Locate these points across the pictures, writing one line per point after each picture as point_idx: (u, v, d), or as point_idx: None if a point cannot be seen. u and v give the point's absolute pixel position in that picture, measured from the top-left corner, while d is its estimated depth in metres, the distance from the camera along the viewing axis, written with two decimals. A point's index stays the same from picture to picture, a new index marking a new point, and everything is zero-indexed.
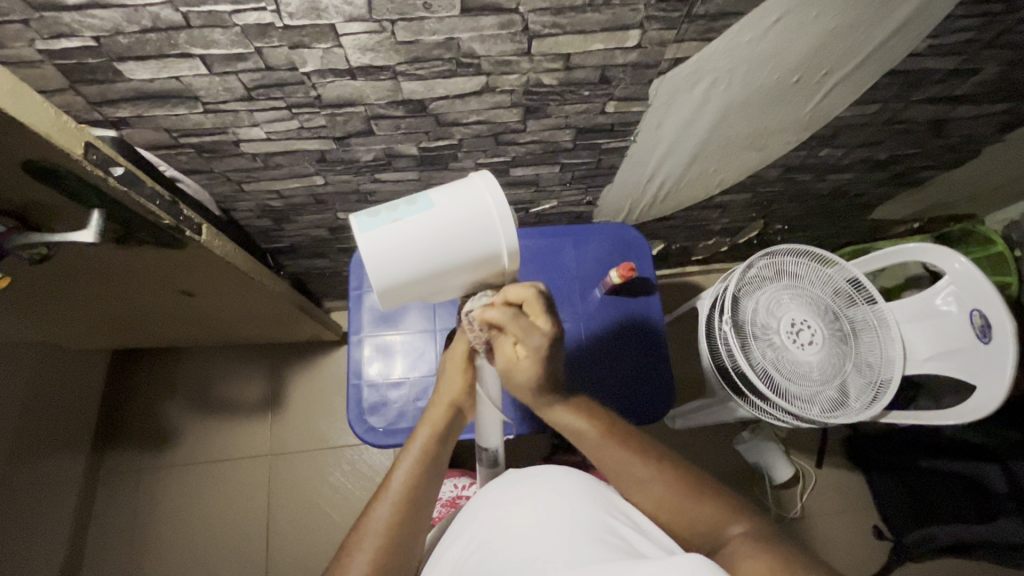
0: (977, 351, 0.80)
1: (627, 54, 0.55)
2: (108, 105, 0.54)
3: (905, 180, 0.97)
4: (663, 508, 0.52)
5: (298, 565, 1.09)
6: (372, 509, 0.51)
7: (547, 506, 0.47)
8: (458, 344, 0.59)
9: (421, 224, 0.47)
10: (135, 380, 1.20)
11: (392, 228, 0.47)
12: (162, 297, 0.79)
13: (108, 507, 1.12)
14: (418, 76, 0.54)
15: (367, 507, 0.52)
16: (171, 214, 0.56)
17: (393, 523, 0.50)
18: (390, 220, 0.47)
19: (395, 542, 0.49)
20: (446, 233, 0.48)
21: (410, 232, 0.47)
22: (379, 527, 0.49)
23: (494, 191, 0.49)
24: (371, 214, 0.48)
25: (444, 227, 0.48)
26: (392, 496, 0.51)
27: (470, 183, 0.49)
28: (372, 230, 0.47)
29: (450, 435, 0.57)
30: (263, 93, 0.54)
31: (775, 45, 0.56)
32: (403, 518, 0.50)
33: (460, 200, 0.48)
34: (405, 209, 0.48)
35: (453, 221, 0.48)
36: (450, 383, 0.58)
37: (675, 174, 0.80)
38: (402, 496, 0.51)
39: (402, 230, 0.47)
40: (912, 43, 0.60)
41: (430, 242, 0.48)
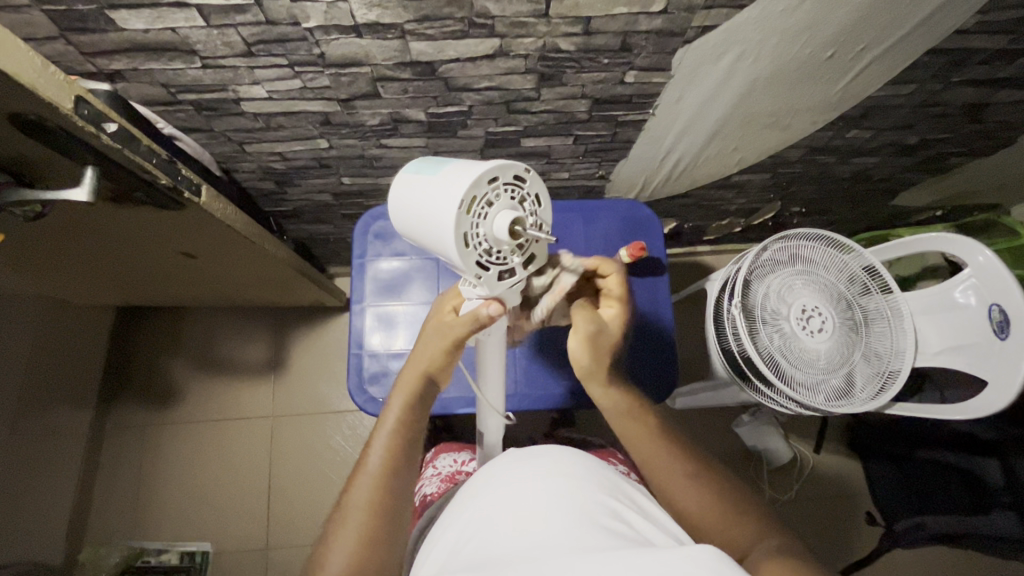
0: (990, 347, 0.78)
1: (651, 20, 0.51)
2: (102, 56, 0.52)
3: (934, 166, 0.93)
4: (693, 509, 0.52)
5: (298, 523, 1.12)
6: (352, 487, 0.51)
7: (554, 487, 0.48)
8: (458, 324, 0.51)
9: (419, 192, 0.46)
10: (139, 337, 1.21)
11: (409, 180, 0.47)
12: (163, 257, 0.78)
13: (113, 459, 1.14)
14: (428, 36, 0.51)
15: (347, 484, 0.52)
16: (169, 174, 0.55)
17: (373, 499, 0.50)
18: (415, 172, 0.47)
19: (381, 512, 0.49)
20: (421, 208, 0.45)
21: (412, 195, 0.46)
22: (361, 502, 0.50)
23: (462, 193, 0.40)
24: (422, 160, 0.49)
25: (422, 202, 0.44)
26: (371, 472, 0.51)
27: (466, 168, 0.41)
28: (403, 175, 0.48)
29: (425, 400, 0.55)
30: (264, 49, 0.52)
31: (813, 15, 0.52)
32: (384, 490, 0.50)
33: (442, 185, 0.42)
34: (431, 168, 0.46)
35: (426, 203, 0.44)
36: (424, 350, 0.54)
37: (693, 150, 0.77)
38: (382, 470, 0.51)
39: (411, 186, 0.46)
40: (960, 18, 0.56)
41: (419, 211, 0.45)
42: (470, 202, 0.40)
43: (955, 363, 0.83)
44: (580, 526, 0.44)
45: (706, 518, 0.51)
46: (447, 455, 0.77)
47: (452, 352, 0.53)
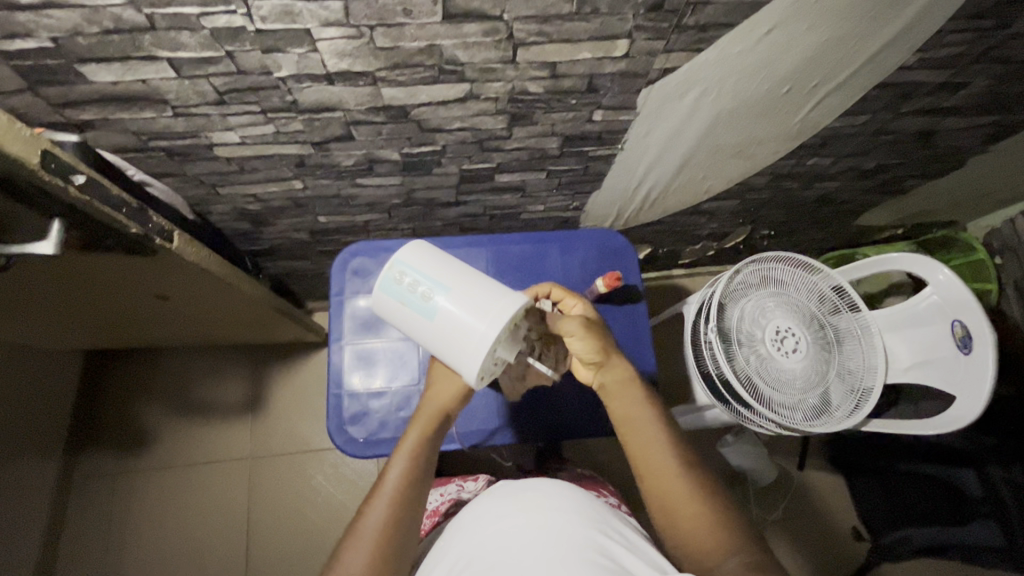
0: (956, 361, 0.80)
1: (615, 63, 0.53)
2: (71, 107, 0.51)
3: (891, 188, 0.97)
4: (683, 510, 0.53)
5: (277, 570, 1.08)
6: (366, 512, 0.52)
7: (539, 525, 0.48)
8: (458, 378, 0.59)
9: (419, 312, 0.52)
10: (109, 383, 1.17)
11: (400, 307, 0.53)
12: (135, 302, 0.76)
13: (81, 512, 1.09)
14: (400, 82, 0.52)
15: (361, 508, 0.53)
16: (139, 221, 0.54)
17: (388, 522, 0.51)
18: (401, 299, 0.53)
19: (393, 536, 0.51)
20: (440, 325, 0.51)
21: (408, 318, 0.53)
22: (375, 525, 0.51)
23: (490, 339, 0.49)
24: (399, 277, 0.53)
25: (444, 321, 0.51)
26: (388, 495, 0.53)
27: (489, 298, 0.51)
28: (385, 295, 0.53)
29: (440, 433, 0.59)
30: (236, 97, 0.52)
31: (767, 56, 0.55)
32: (400, 513, 0.52)
33: (469, 314, 0.50)
34: (418, 299, 0.52)
35: (452, 323, 0.51)
36: (444, 391, 0.60)
37: (662, 181, 0.79)
38: (397, 493, 0.53)
39: (405, 313, 0.53)
40: (903, 56, 0.59)
41: (424, 336, 0.53)
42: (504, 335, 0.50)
43: (925, 379, 0.85)
44: (564, 560, 0.44)
45: (694, 524, 0.52)
46: (434, 490, 0.76)
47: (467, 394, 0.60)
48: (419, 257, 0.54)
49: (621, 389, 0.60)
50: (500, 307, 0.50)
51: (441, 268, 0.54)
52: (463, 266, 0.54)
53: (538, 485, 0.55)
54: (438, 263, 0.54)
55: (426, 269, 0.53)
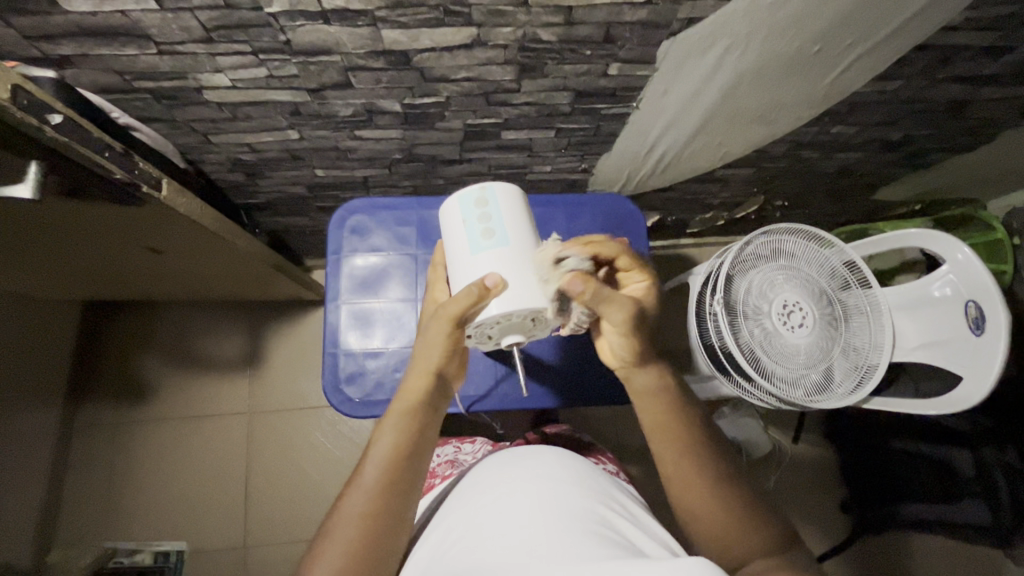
0: (966, 343, 0.79)
1: (635, 11, 0.49)
2: (47, 40, 0.48)
3: (915, 161, 0.93)
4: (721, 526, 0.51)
5: (274, 521, 1.10)
6: (346, 497, 0.51)
7: (547, 493, 0.48)
8: (454, 303, 0.50)
9: (467, 240, 0.53)
10: (107, 334, 1.16)
11: (461, 224, 0.54)
12: (127, 253, 0.74)
13: (83, 459, 1.11)
14: (401, 23, 0.48)
15: (340, 494, 0.52)
16: (125, 168, 0.51)
17: (369, 510, 0.49)
18: (468, 218, 0.54)
19: (378, 522, 0.49)
20: (476, 263, 0.52)
21: (457, 235, 0.54)
22: (353, 514, 0.49)
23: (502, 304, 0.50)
24: (480, 203, 0.54)
25: (482, 263, 0.52)
26: (367, 482, 0.51)
27: (529, 279, 0.51)
28: (459, 208, 0.54)
29: (434, 405, 0.55)
30: (225, 35, 0.48)
31: (800, 10, 0.51)
32: (381, 503, 0.50)
33: (503, 270, 0.51)
34: (478, 229, 0.53)
35: (487, 269, 0.52)
36: (429, 349, 0.53)
37: (677, 145, 0.75)
38: (380, 478, 0.51)
39: (458, 230, 0.54)
40: (947, 15, 0.54)
41: (456, 261, 0.55)
42: (514, 319, 0.52)
43: (930, 359, 0.84)
44: (569, 528, 0.44)
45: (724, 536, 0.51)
46: (430, 451, 0.76)
47: (455, 335, 0.52)
48: (508, 200, 0.55)
49: (646, 392, 0.58)
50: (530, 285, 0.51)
51: (517, 225, 0.54)
52: (535, 238, 0.55)
53: (543, 453, 0.55)
54: (519, 218, 0.55)
55: (506, 214, 0.54)
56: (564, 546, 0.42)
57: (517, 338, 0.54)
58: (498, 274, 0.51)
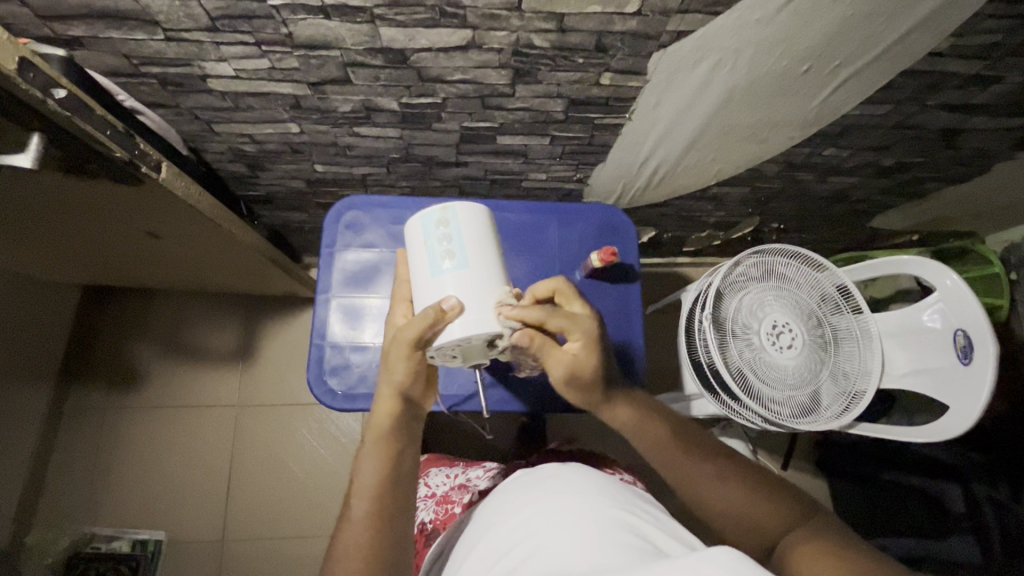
0: (954, 371, 0.78)
1: (626, 21, 0.51)
2: (59, 21, 0.50)
3: (910, 190, 0.93)
4: (733, 510, 0.52)
5: (254, 515, 1.10)
6: (342, 530, 0.51)
7: (572, 506, 0.49)
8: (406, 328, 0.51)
9: (429, 261, 0.53)
10: (104, 319, 1.18)
11: (422, 245, 0.53)
12: (126, 236, 0.76)
13: (69, 442, 1.11)
14: (398, 22, 0.50)
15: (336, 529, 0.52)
16: (125, 147, 0.53)
17: (367, 538, 0.50)
18: (428, 239, 0.53)
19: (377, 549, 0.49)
20: (437, 285, 0.52)
21: (417, 255, 0.54)
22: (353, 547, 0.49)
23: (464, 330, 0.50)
24: (441, 222, 0.53)
25: (443, 286, 0.52)
26: (359, 514, 0.51)
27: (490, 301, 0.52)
28: (419, 228, 0.54)
29: (407, 425, 0.56)
30: (229, 24, 0.50)
31: (788, 28, 0.52)
32: (378, 530, 0.50)
33: (463, 295, 0.51)
34: (439, 251, 0.53)
35: (448, 293, 0.52)
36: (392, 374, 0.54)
37: (670, 159, 0.76)
38: (372, 507, 0.51)
39: (419, 250, 0.54)
40: (933, 41, 0.56)
41: (417, 283, 0.54)
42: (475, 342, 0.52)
43: (920, 387, 0.84)
44: (592, 541, 0.45)
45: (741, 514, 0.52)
46: (440, 472, 0.76)
47: (414, 356, 0.53)
48: (469, 217, 0.54)
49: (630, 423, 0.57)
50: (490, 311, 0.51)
51: (478, 244, 0.54)
52: (496, 257, 0.54)
53: (563, 469, 0.56)
54: (480, 236, 0.54)
55: (466, 233, 0.53)
56: (589, 561, 0.42)
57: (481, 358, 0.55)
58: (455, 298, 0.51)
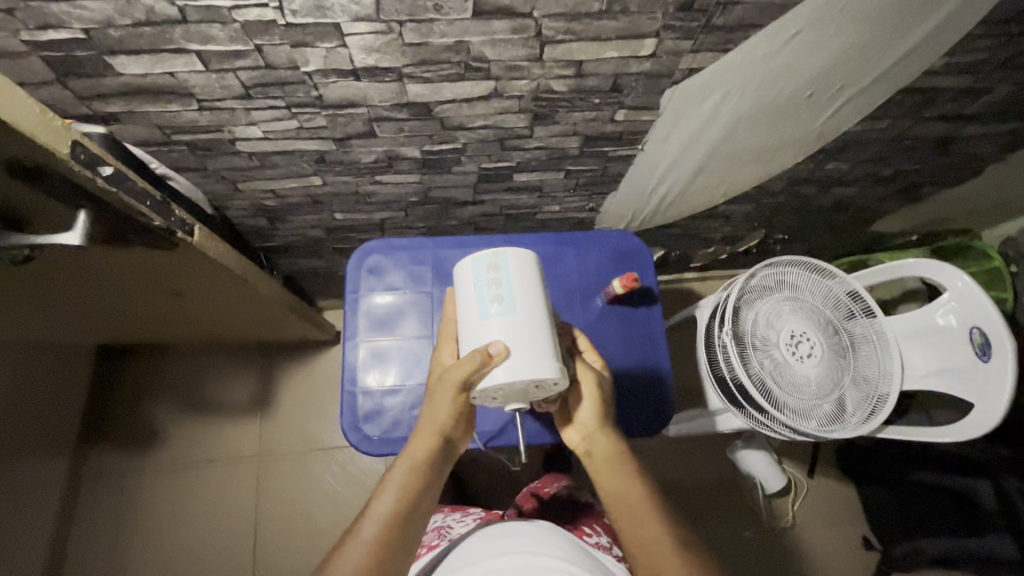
0: (973, 369, 0.80)
1: (640, 64, 0.53)
2: (97, 99, 0.51)
3: (908, 194, 0.96)
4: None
5: (283, 568, 1.08)
6: (342, 551, 0.49)
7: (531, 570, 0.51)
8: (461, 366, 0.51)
9: (476, 304, 0.53)
10: (119, 378, 1.17)
11: (471, 286, 0.54)
12: (152, 297, 0.77)
13: (90, 506, 1.09)
14: (425, 78, 0.52)
15: (337, 546, 0.50)
16: (162, 215, 0.54)
17: (366, 562, 0.48)
18: (477, 281, 0.54)
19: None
20: (484, 329, 0.52)
21: (466, 295, 0.55)
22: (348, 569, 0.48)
23: (506, 376, 0.50)
24: (493, 267, 0.53)
25: (489, 330, 0.52)
26: (366, 537, 0.50)
27: (536, 349, 0.51)
28: (472, 269, 0.54)
29: (436, 465, 0.56)
30: (262, 91, 0.52)
31: (791, 60, 0.55)
32: (379, 560, 0.48)
33: (507, 341, 0.51)
34: (486, 294, 0.53)
35: (493, 336, 0.52)
36: (437, 413, 0.54)
37: (681, 183, 0.79)
38: (380, 533, 0.50)
39: (468, 290, 0.54)
40: (927, 62, 0.59)
41: (463, 323, 0.54)
42: (517, 387, 0.51)
43: (941, 386, 0.85)
44: None
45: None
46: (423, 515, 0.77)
47: (460, 399, 0.53)
48: (521, 263, 0.54)
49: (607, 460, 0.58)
50: (530, 361, 0.50)
51: (528, 291, 0.54)
52: (546, 307, 0.54)
53: (540, 531, 0.58)
54: (530, 285, 0.54)
55: (516, 280, 0.53)
56: None
57: (521, 404, 0.54)
58: (502, 343, 0.51)
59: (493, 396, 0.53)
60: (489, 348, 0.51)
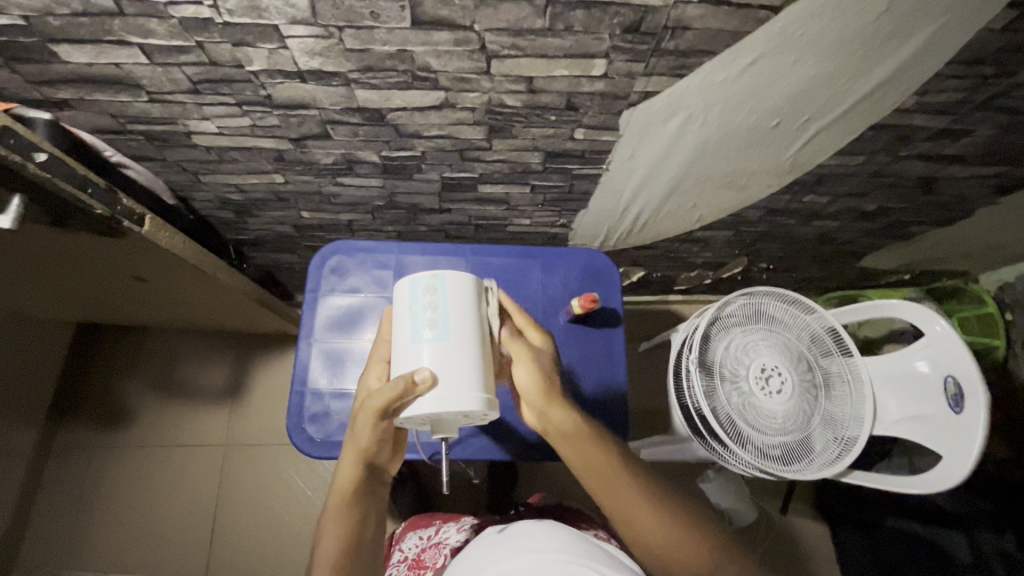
0: (946, 419, 0.76)
1: (593, 83, 0.52)
2: (47, 85, 0.52)
3: (895, 232, 0.94)
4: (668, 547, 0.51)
5: (238, 559, 1.08)
6: None
7: (519, 531, 0.54)
8: (376, 398, 0.50)
9: (408, 326, 0.52)
10: (97, 357, 1.18)
11: (407, 308, 0.53)
12: (115, 281, 0.77)
13: (55, 482, 1.10)
14: (372, 85, 0.52)
15: None
16: (107, 203, 0.55)
17: None
18: (413, 303, 0.53)
19: None
20: (414, 354, 0.51)
21: (400, 316, 0.53)
22: None
23: (433, 406, 0.49)
24: (428, 290, 0.52)
25: (419, 356, 0.50)
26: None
27: (467, 380, 0.50)
28: (409, 291, 0.53)
29: (370, 489, 0.55)
30: (210, 87, 0.52)
31: (753, 87, 0.53)
32: None
33: (434, 369, 0.50)
34: (420, 318, 0.52)
35: (424, 363, 0.50)
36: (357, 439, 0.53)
37: (652, 205, 0.77)
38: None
39: (403, 311, 0.53)
40: (898, 98, 0.56)
41: (396, 345, 0.53)
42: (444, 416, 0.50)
43: (911, 434, 0.81)
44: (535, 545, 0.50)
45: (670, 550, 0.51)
46: (414, 533, 0.73)
47: (381, 425, 0.52)
48: (459, 288, 0.53)
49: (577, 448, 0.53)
50: (457, 394, 0.49)
51: (464, 318, 0.53)
52: (481, 335, 0.53)
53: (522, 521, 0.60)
54: (466, 310, 0.53)
55: (453, 306, 0.52)
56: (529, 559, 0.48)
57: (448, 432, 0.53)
58: (429, 370, 0.49)
59: (420, 422, 0.52)
60: (415, 375, 0.49)
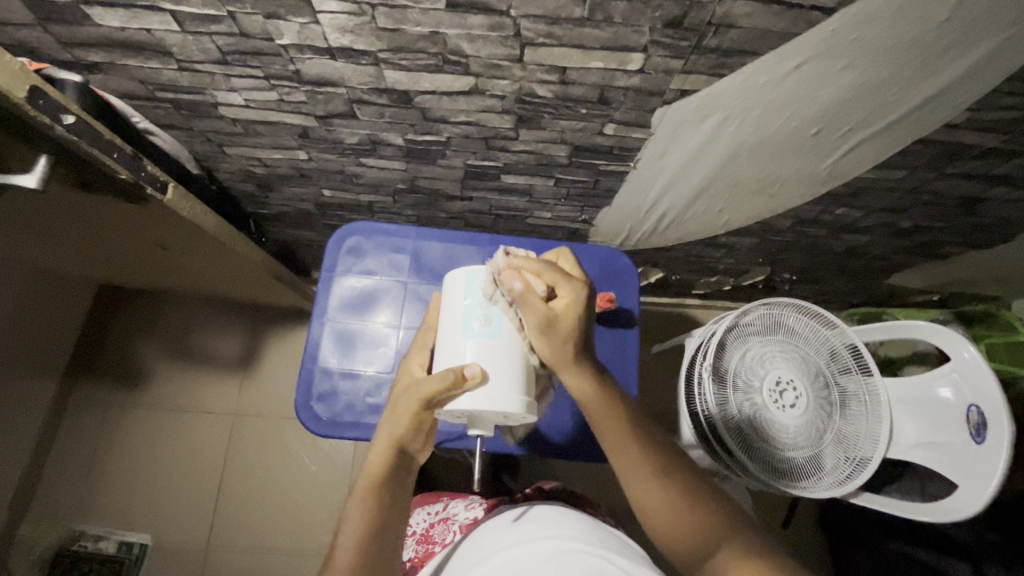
0: (966, 449, 0.73)
1: (628, 78, 0.50)
2: (79, 47, 0.52)
3: (928, 252, 0.90)
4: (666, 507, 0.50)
5: (240, 526, 1.10)
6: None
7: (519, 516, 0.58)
8: (425, 386, 0.49)
9: (460, 317, 0.53)
10: (115, 318, 1.20)
11: (461, 299, 0.54)
12: (136, 245, 0.78)
13: (69, 436, 1.13)
14: (402, 66, 0.50)
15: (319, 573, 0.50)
16: (131, 169, 0.55)
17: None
18: (467, 295, 0.53)
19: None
20: (463, 347, 0.51)
21: (453, 307, 0.54)
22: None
23: (473, 403, 0.49)
24: (486, 286, 0.53)
25: (469, 350, 0.51)
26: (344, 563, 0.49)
27: (514, 382, 0.50)
28: (465, 283, 0.54)
29: (401, 477, 0.54)
30: (239, 59, 0.51)
31: (793, 92, 0.51)
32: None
33: (480, 365, 0.50)
34: (473, 311, 0.52)
35: (470, 358, 0.51)
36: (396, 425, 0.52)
37: (678, 206, 0.75)
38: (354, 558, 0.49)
39: (457, 302, 0.54)
40: (948, 114, 0.54)
41: (445, 337, 0.54)
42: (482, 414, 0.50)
43: (928, 460, 0.79)
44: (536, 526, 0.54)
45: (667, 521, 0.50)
46: (422, 509, 0.72)
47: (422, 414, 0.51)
48: None
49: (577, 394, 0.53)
50: (498, 393, 0.50)
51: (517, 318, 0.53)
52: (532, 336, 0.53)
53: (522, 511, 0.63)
54: None
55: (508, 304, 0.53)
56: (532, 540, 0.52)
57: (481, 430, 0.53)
58: (479, 366, 0.50)
59: (456, 417, 0.52)
60: (465, 370, 0.49)
